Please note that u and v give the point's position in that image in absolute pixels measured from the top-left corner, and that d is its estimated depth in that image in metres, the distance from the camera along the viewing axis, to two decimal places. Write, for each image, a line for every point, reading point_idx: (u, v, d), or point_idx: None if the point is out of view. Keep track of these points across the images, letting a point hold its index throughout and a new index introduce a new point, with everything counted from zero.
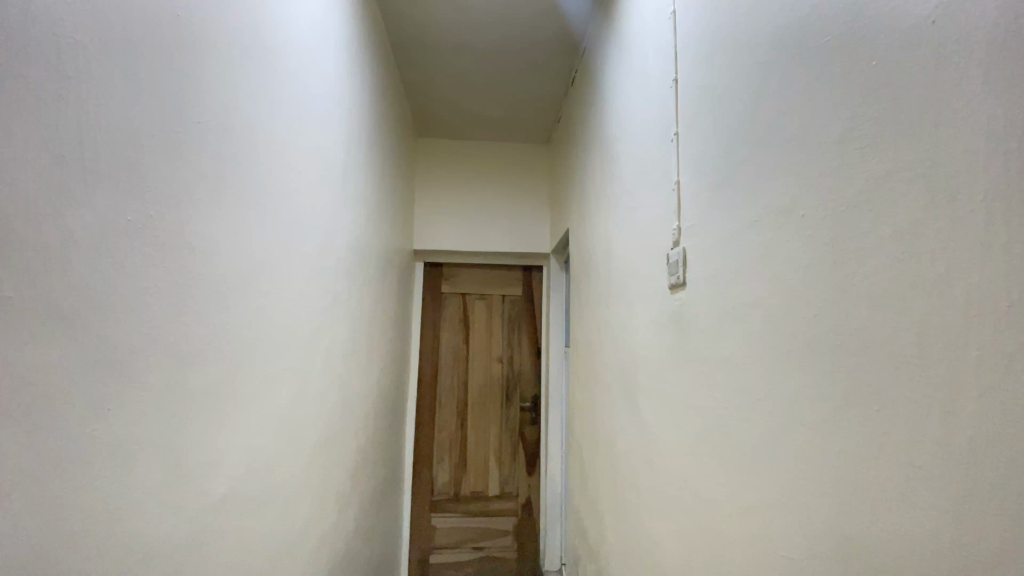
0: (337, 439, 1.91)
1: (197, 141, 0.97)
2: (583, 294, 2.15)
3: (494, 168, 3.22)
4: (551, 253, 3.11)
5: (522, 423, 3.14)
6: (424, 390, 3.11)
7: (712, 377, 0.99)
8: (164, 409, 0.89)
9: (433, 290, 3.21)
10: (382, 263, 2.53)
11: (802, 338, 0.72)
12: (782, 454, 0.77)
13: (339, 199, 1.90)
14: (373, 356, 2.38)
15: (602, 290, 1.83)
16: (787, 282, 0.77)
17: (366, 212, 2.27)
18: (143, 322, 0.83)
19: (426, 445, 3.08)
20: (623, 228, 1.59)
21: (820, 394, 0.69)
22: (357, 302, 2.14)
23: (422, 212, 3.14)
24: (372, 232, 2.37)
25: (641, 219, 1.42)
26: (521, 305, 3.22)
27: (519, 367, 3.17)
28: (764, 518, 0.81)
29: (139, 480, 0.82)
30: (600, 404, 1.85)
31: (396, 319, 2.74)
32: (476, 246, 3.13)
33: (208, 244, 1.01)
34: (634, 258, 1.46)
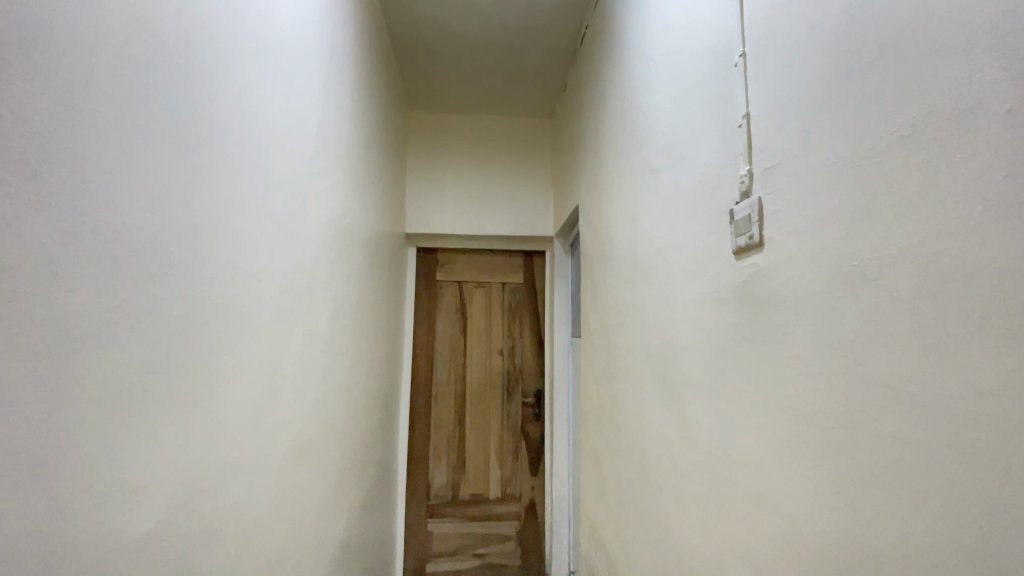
0: (326, 434, 1.68)
1: (111, 22, 0.64)
2: (598, 278, 1.90)
3: (492, 145, 2.94)
4: (555, 236, 2.85)
5: (525, 420, 2.90)
6: (418, 387, 2.86)
7: (792, 363, 0.75)
8: (65, 432, 0.58)
9: (426, 278, 2.94)
10: (370, 247, 2.27)
11: (971, 304, 0.48)
12: (927, 470, 0.52)
13: (325, 162, 1.64)
14: (361, 352, 2.13)
15: (626, 268, 1.57)
16: (940, 219, 0.51)
17: (352, 187, 2.00)
18: (47, 299, 0.55)
19: (421, 445, 2.84)
20: (655, 193, 1.33)
21: (1017, 388, 0.44)
22: (343, 289, 1.87)
23: (414, 191, 2.86)
24: (359, 211, 2.11)
25: (682, 176, 1.15)
26: (522, 293, 2.97)
27: (521, 360, 2.93)
28: (880, 555, 0.58)
29: (30, 538, 0.53)
30: (622, 400, 1.61)
31: (385, 308, 2.48)
32: (475, 228, 2.87)
33: (136, 182, 0.69)
34: (672, 223, 1.21)
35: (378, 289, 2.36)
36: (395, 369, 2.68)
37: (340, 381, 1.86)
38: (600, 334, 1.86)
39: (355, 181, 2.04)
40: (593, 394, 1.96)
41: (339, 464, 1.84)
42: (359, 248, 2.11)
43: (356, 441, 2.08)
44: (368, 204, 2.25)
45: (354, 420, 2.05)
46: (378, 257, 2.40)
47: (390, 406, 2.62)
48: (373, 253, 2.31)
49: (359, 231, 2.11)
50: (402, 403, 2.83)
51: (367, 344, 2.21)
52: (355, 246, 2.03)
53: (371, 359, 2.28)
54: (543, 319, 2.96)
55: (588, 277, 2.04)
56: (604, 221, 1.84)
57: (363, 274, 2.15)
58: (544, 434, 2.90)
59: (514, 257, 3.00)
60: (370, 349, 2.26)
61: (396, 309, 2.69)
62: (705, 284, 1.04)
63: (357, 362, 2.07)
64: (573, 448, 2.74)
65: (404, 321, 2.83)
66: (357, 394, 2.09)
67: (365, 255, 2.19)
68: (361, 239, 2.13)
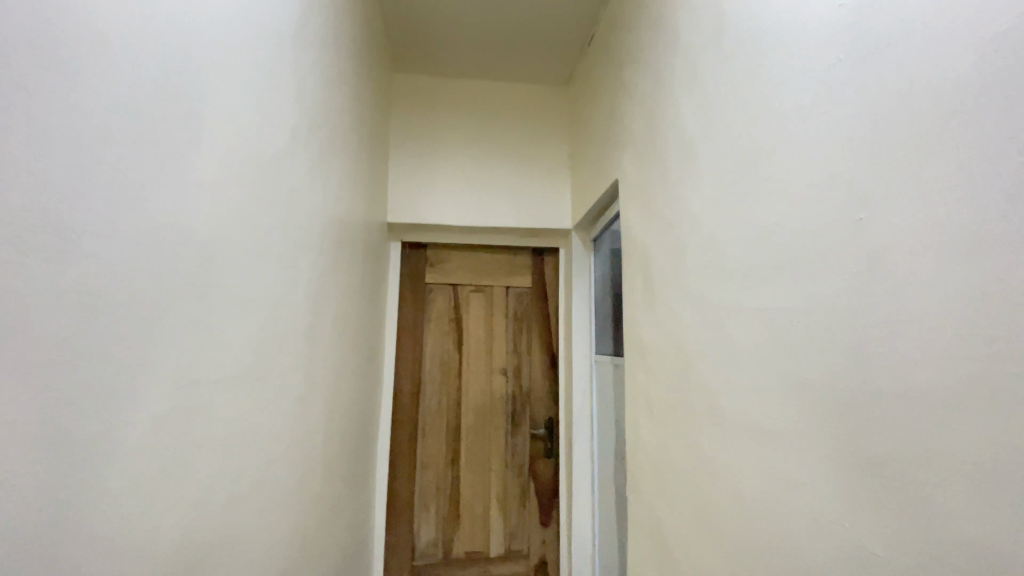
0: (274, 506, 1.09)
1: None
2: (655, 275, 1.35)
3: (494, 116, 2.36)
4: (572, 229, 2.28)
5: (534, 457, 2.33)
6: (401, 416, 2.28)
7: None
8: None
9: (413, 279, 2.37)
10: (342, 238, 1.70)
11: None
12: None
13: (275, 97, 1.06)
14: (330, 381, 1.55)
15: (721, 256, 1.02)
16: None
17: (322, 150, 1.44)
18: None
19: (404, 490, 2.25)
20: (812, 122, 0.75)
21: None
22: (306, 290, 1.29)
23: (399, 172, 2.28)
24: (331, 186, 1.54)
25: (900, 64, 0.59)
26: (531, 299, 2.42)
27: (528, 382, 2.37)
28: None
29: None
30: (706, 454, 1.07)
31: (361, 318, 1.91)
32: (474, 218, 2.29)
33: None
34: (860, 155, 0.65)
35: (352, 294, 1.79)
36: (372, 395, 2.09)
37: (302, 424, 1.28)
38: (659, 353, 1.32)
39: (325, 143, 1.47)
40: (643, 437, 1.41)
41: (296, 544, 1.26)
42: (328, 237, 1.54)
43: (322, 505, 1.50)
44: (342, 180, 1.68)
45: (322, 476, 1.47)
46: (354, 251, 1.83)
47: (366, 444, 2.04)
48: (346, 245, 1.74)
49: (330, 213, 1.54)
50: (380, 438, 2.24)
51: (338, 369, 1.63)
52: (323, 232, 1.46)
53: (342, 388, 1.70)
54: (556, 331, 2.40)
55: (636, 275, 1.48)
56: (668, 196, 1.29)
57: (333, 274, 1.57)
58: (557, 474, 2.33)
59: (520, 255, 2.45)
60: (341, 373, 1.68)
61: (375, 319, 2.11)
62: (921, 264, 0.56)
63: (326, 393, 1.50)
64: (596, 494, 2.17)
65: (384, 333, 2.26)
66: (325, 438, 1.51)
67: (336, 248, 1.62)
68: (333, 224, 1.57)
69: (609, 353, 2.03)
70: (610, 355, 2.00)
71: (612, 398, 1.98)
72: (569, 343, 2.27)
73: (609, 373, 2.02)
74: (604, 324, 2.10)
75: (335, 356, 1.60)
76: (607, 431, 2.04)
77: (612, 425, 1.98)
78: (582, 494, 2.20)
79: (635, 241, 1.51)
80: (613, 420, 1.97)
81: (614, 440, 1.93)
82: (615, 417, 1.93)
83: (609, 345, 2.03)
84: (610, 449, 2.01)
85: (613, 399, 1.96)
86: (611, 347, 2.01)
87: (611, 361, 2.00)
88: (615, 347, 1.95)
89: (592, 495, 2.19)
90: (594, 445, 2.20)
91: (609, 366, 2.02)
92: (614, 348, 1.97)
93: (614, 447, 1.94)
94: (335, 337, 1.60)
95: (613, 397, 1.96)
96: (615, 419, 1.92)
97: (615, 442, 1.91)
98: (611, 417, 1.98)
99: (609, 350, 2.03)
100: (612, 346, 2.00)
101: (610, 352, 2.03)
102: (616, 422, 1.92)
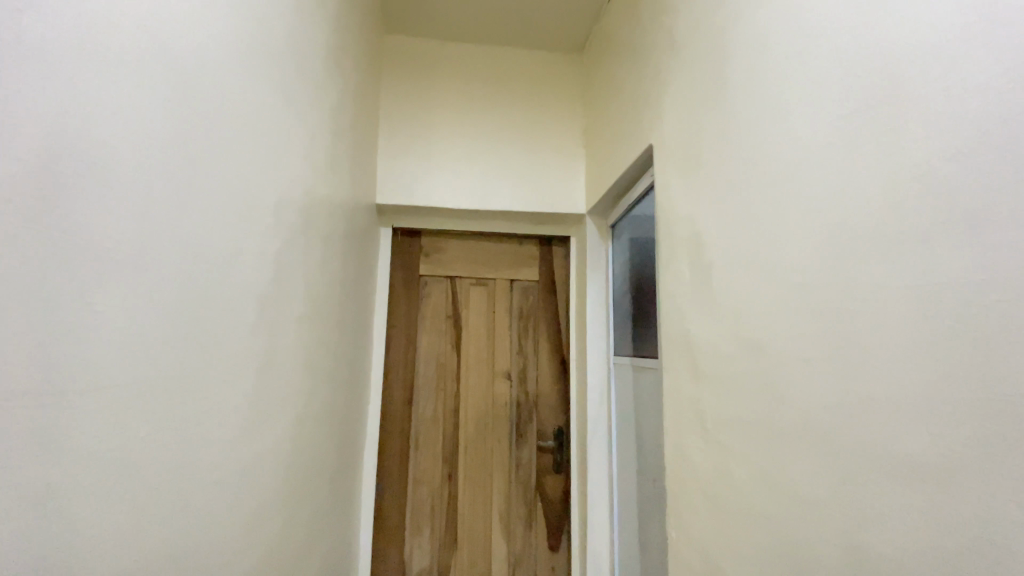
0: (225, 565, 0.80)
1: None
2: (710, 255, 1.06)
3: (496, 86, 2.08)
4: (588, 213, 1.99)
5: (542, 472, 2.05)
6: (391, 425, 2.00)
7: None
8: None
9: (405, 270, 2.09)
10: (323, 214, 1.41)
11: None
12: None
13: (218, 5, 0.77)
14: (304, 387, 1.26)
15: (819, 215, 0.72)
16: None
17: (293, 99, 1.14)
18: None
19: (394, 511, 1.97)
20: None
21: None
22: (269, 270, 0.99)
23: (391, 149, 2.00)
24: (307, 149, 1.25)
25: None
26: (539, 294, 2.14)
27: (536, 387, 2.09)
28: None
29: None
30: (794, 489, 0.78)
31: (345, 314, 1.62)
32: (475, 201, 2.00)
33: None
34: None
35: (333, 282, 1.49)
36: (357, 402, 1.80)
37: (266, 446, 0.99)
38: (716, 355, 1.03)
39: (299, 91, 1.18)
40: (692, 461, 1.13)
41: None
42: (306, 211, 1.25)
43: (293, 542, 1.20)
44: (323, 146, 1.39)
45: (294, 506, 1.18)
46: (337, 233, 1.54)
47: (350, 459, 1.75)
48: (328, 224, 1.44)
49: (308, 181, 1.25)
50: (368, 452, 1.96)
51: (314, 373, 1.34)
52: (296, 201, 1.17)
53: (319, 396, 1.40)
54: (567, 330, 2.12)
55: (681, 258, 1.19)
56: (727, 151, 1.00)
57: (309, 256, 1.28)
58: (568, 491, 2.05)
59: (526, 244, 2.17)
60: (319, 379, 1.39)
61: (361, 314, 1.82)
62: None
63: (300, 402, 1.21)
64: (616, 518, 1.88)
65: (372, 330, 1.97)
66: (299, 458, 1.22)
67: (316, 224, 1.33)
68: (312, 193, 1.27)
69: (634, 354, 1.74)
70: (636, 357, 1.70)
71: (636, 407, 1.69)
72: (583, 343, 1.98)
73: (634, 378, 1.73)
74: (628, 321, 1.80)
75: (312, 356, 1.30)
76: (630, 445, 1.76)
77: (637, 438, 1.69)
78: (599, 516, 1.90)
79: (676, 216, 1.22)
80: (637, 432, 1.68)
81: (640, 455, 1.65)
82: (641, 429, 1.64)
83: (635, 346, 1.74)
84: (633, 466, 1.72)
85: (638, 407, 1.67)
86: (637, 348, 1.72)
87: (636, 364, 1.71)
88: (643, 347, 1.66)
89: (610, 520, 1.90)
90: (613, 460, 1.91)
91: (633, 370, 1.73)
92: (641, 349, 1.68)
93: (639, 464, 1.65)
94: (311, 334, 1.30)
95: (638, 406, 1.67)
96: (641, 431, 1.64)
97: (642, 459, 1.63)
98: (636, 429, 1.69)
99: (635, 350, 1.74)
100: (639, 347, 1.70)
101: (635, 353, 1.74)
102: (642, 435, 1.63)
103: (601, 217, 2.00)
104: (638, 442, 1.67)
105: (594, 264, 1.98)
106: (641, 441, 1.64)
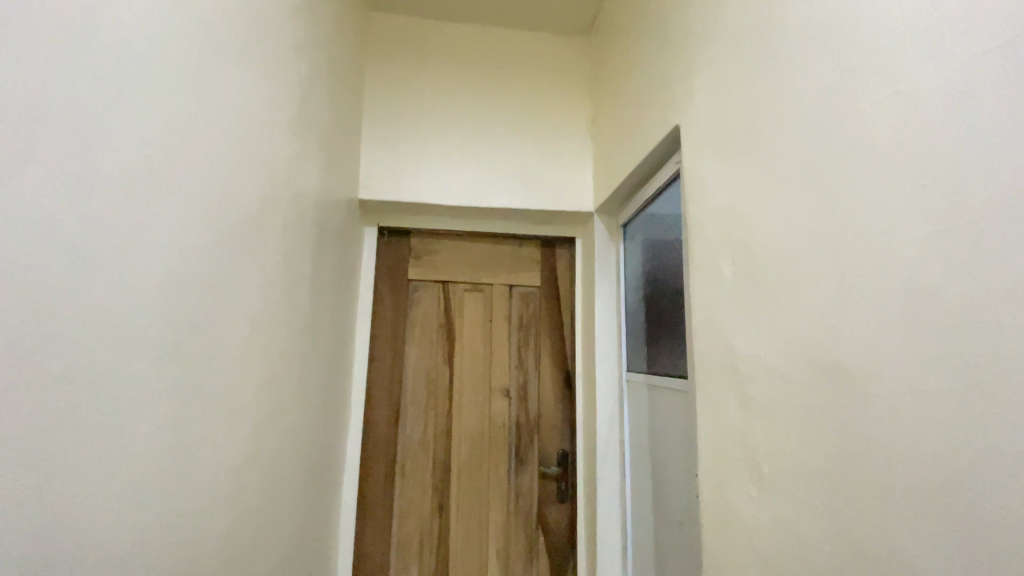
0: None
1: None
2: (763, 255, 0.84)
3: (493, 71, 1.87)
4: (596, 211, 1.77)
5: (545, 502, 1.83)
6: (374, 450, 1.77)
7: None
8: None
9: (391, 274, 1.86)
10: (291, 206, 1.19)
11: None
12: None
13: None
14: (262, 414, 1.03)
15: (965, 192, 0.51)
16: None
17: (248, 59, 0.94)
18: None
19: (377, 547, 1.73)
20: None
21: None
22: (198, 269, 0.77)
23: (376, 139, 1.78)
24: (269, 123, 1.04)
25: None
26: (541, 302, 1.92)
27: (538, 407, 1.87)
28: None
29: None
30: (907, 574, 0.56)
31: (317, 324, 1.39)
32: (469, 197, 1.77)
33: None
34: None
35: (302, 287, 1.27)
36: (333, 425, 1.57)
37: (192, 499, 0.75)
38: (773, 380, 0.81)
39: (256, 52, 0.97)
40: (734, 512, 0.90)
41: None
42: (266, 199, 1.03)
43: None
44: (293, 123, 1.18)
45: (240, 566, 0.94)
46: (308, 229, 1.31)
47: (325, 493, 1.51)
48: (296, 218, 1.22)
49: (266, 162, 1.04)
50: (347, 480, 1.72)
51: (276, 395, 1.11)
52: (249, 186, 0.94)
53: (285, 422, 1.17)
54: (571, 343, 1.90)
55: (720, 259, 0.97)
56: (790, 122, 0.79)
57: (269, 254, 1.06)
58: (574, 525, 1.83)
59: (526, 247, 1.95)
60: (283, 402, 1.16)
61: (339, 324, 1.59)
62: None
63: (253, 434, 0.98)
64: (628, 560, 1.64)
65: (353, 342, 1.74)
66: (253, 503, 0.98)
67: (280, 217, 1.10)
68: (275, 179, 1.05)
69: (652, 372, 1.51)
70: (653, 376, 1.47)
71: (654, 433, 1.46)
72: (590, 357, 1.76)
73: (651, 400, 1.50)
74: (645, 334, 1.57)
75: (271, 376, 1.08)
76: (645, 476, 1.52)
77: (654, 470, 1.45)
78: (610, 558, 1.65)
79: (712, 210, 1.00)
80: (656, 462, 1.44)
81: (660, 490, 1.41)
82: (660, 460, 1.40)
83: (653, 362, 1.50)
84: (650, 502, 1.47)
85: (657, 433, 1.43)
86: (656, 364, 1.49)
87: (653, 383, 1.48)
88: (663, 364, 1.43)
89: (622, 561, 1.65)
90: (625, 493, 1.66)
91: (650, 390, 1.50)
92: (660, 366, 1.45)
93: (658, 500, 1.41)
94: (271, 349, 1.07)
95: (657, 432, 1.44)
96: (661, 462, 1.40)
97: (662, 494, 1.39)
98: (653, 458, 1.46)
99: (653, 368, 1.51)
100: (657, 363, 1.47)
101: (653, 371, 1.51)
102: (662, 467, 1.39)
103: (611, 216, 1.78)
104: (656, 474, 1.43)
105: (602, 269, 1.76)
106: (660, 473, 1.41)
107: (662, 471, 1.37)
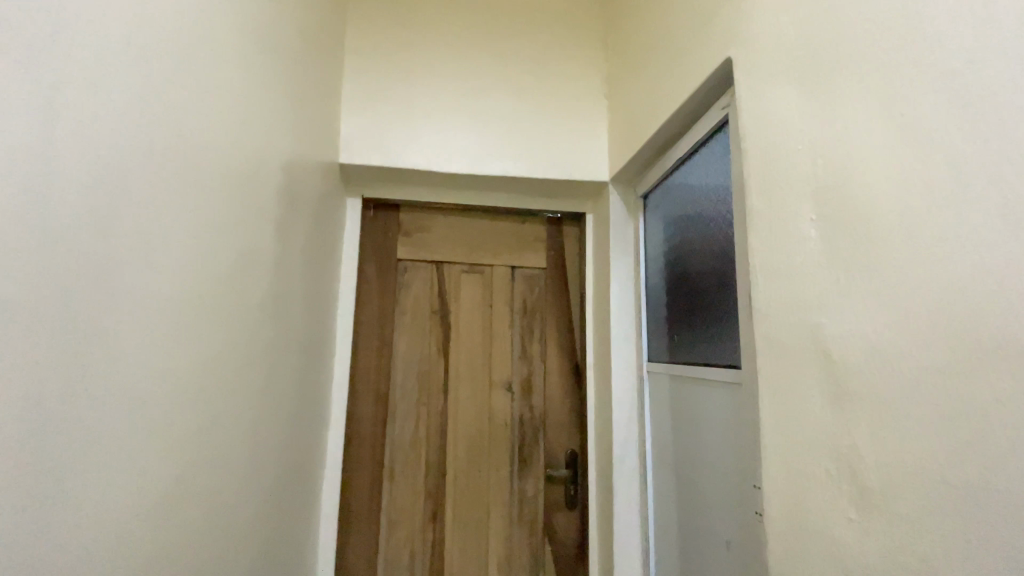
0: None
1: None
2: (873, 200, 0.63)
3: (495, 17, 1.62)
4: (613, 180, 1.55)
5: (552, 509, 1.62)
6: (358, 452, 1.55)
7: None
8: None
9: (378, 253, 1.63)
10: (259, 153, 0.96)
11: None
12: None
13: None
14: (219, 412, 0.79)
15: None
16: None
17: None
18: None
19: (361, 562, 1.52)
20: None
21: None
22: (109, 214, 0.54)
23: (360, 93, 1.52)
24: (227, 38, 0.80)
25: None
26: (547, 286, 1.71)
27: (543, 402, 1.66)
28: None
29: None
30: None
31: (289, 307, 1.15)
32: (466, 163, 1.52)
33: None
34: None
35: (272, 256, 1.03)
36: (310, 425, 1.34)
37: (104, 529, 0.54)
38: (894, 370, 0.59)
39: None
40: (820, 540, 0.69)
41: None
42: (220, 139, 0.80)
43: None
44: (264, 49, 0.95)
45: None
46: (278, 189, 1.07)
47: (300, 503, 1.28)
48: (265, 170, 0.99)
49: (227, 88, 0.81)
50: (327, 487, 1.50)
51: (240, 388, 0.88)
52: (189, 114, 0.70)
53: (252, 422, 0.94)
54: (582, 331, 1.69)
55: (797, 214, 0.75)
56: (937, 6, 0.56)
57: (228, 208, 0.82)
58: (584, 535, 1.62)
59: (530, 224, 1.73)
60: (250, 396, 0.93)
61: (316, 307, 1.35)
62: None
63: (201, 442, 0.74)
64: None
65: (333, 330, 1.51)
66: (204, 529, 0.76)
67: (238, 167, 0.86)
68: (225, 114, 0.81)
69: (681, 362, 1.29)
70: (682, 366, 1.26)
71: (682, 433, 1.24)
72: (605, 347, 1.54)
73: (677, 394, 1.28)
74: (673, 317, 1.35)
75: (230, 364, 0.84)
76: (671, 483, 1.30)
77: (683, 476, 1.23)
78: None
79: (786, 151, 0.78)
80: (685, 468, 1.22)
81: (690, 501, 1.19)
82: (691, 465, 1.18)
83: (682, 350, 1.28)
84: (677, 514, 1.25)
85: (686, 433, 1.21)
86: (685, 353, 1.27)
87: (681, 375, 1.26)
88: (695, 352, 1.21)
89: None
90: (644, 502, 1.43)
91: (678, 383, 1.28)
92: (691, 354, 1.23)
93: (688, 513, 1.19)
94: (230, 329, 0.84)
95: (686, 431, 1.22)
96: (691, 468, 1.18)
97: (693, 506, 1.17)
98: (681, 462, 1.24)
99: (682, 356, 1.29)
100: (687, 351, 1.26)
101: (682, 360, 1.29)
102: (692, 474, 1.17)
103: (630, 185, 1.55)
104: (686, 482, 1.21)
105: (618, 245, 1.54)
106: (691, 480, 1.19)
107: (694, 478, 1.16)
